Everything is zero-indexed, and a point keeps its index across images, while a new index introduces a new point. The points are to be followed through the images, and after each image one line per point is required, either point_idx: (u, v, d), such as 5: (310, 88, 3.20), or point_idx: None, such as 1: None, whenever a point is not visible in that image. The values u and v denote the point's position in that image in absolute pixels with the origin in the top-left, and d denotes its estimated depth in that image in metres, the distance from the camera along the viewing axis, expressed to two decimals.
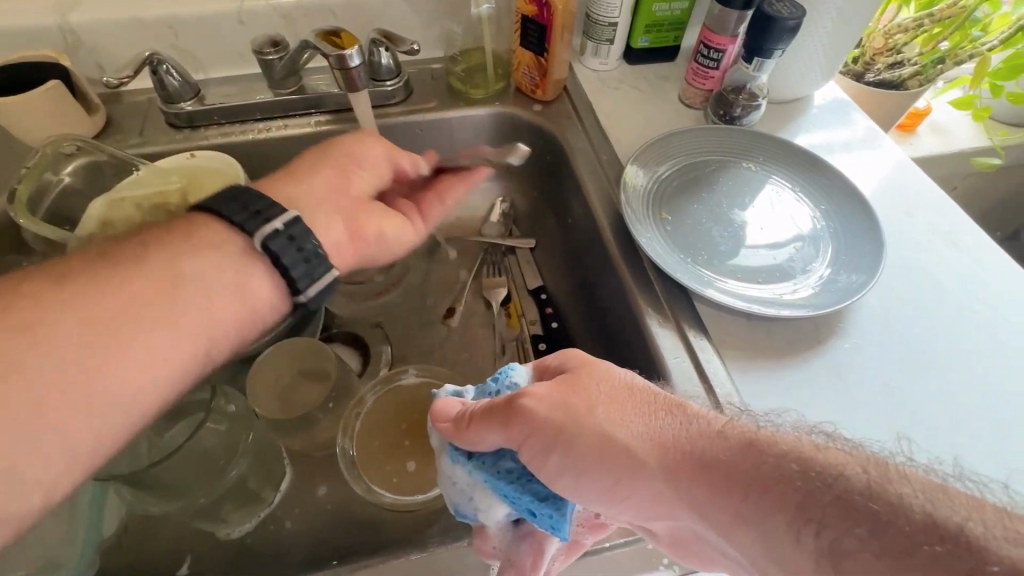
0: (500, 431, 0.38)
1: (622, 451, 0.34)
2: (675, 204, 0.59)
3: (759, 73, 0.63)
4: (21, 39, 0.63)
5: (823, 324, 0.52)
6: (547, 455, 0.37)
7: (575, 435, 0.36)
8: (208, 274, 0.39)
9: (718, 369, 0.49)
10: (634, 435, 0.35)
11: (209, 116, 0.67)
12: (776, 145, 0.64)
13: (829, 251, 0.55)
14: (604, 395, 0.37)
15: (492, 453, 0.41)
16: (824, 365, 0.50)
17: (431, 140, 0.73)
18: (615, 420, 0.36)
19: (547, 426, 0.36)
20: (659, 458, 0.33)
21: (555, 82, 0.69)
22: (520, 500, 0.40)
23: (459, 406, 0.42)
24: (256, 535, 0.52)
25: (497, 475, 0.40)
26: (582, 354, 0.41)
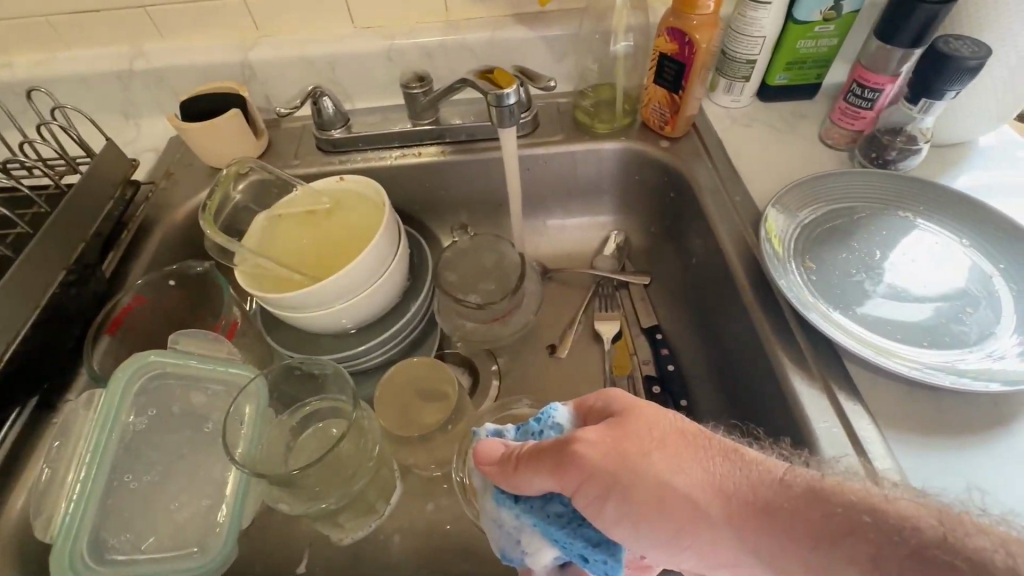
0: (551, 475, 0.35)
1: (682, 499, 0.32)
2: (820, 252, 0.55)
3: (924, 114, 0.57)
4: (211, 72, 0.73)
5: (987, 404, 0.45)
6: (603, 502, 0.34)
7: (631, 481, 0.33)
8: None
9: (875, 441, 0.44)
10: (694, 484, 0.33)
11: (356, 142, 0.73)
12: (931, 193, 0.58)
13: (1009, 316, 0.49)
14: (652, 437, 0.35)
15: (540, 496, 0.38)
16: (988, 447, 0.43)
17: (551, 171, 0.74)
18: (670, 464, 0.34)
19: (602, 473, 0.34)
20: (722, 506, 0.32)
21: (685, 118, 0.68)
22: (572, 544, 0.37)
23: (502, 447, 0.39)
24: (368, 543, 0.55)
25: (547, 519, 0.37)
26: (623, 394, 0.38)
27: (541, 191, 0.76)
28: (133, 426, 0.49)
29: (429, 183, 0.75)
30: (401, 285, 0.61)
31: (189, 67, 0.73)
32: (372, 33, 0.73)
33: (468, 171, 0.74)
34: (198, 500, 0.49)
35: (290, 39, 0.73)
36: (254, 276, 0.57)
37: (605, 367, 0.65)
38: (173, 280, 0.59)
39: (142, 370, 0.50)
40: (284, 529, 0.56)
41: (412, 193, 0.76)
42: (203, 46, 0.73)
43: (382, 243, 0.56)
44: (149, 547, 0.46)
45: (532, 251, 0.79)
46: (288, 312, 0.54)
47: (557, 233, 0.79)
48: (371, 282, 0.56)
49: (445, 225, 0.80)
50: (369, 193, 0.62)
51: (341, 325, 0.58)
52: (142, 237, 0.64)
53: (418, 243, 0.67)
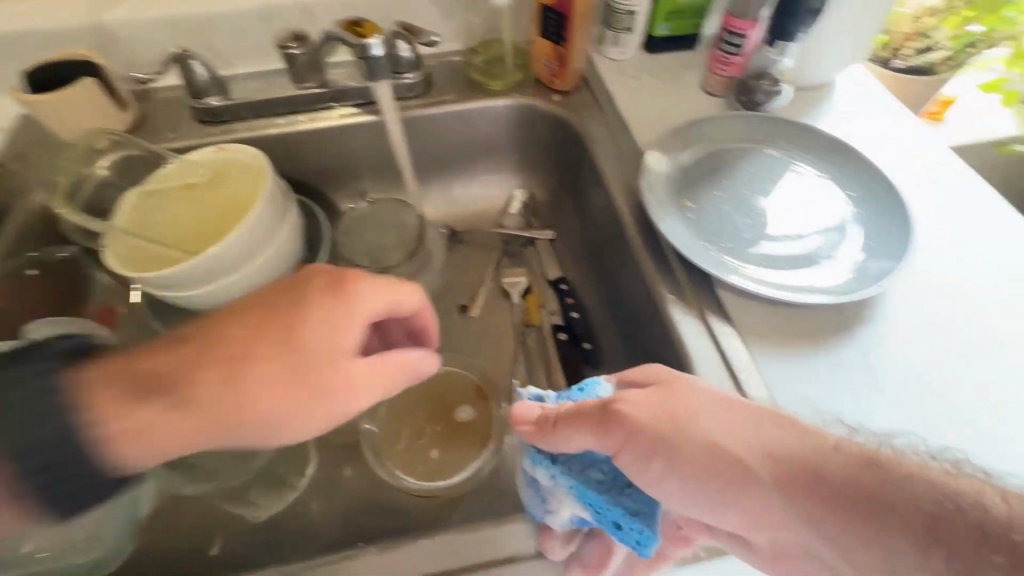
0: (594, 432, 0.38)
1: (733, 462, 0.35)
2: (696, 190, 0.59)
3: (781, 56, 0.63)
4: (57, 38, 0.65)
5: (837, 314, 0.51)
6: (648, 460, 0.37)
7: (677, 442, 0.36)
8: (382, 288, 0.44)
9: (741, 355, 0.48)
10: (740, 444, 0.35)
11: (236, 110, 0.68)
12: (795, 131, 0.63)
13: (857, 237, 0.54)
14: (703, 403, 0.37)
15: (583, 459, 0.41)
16: (849, 355, 0.48)
17: (450, 132, 0.73)
18: (721, 430, 0.36)
19: (646, 430, 0.37)
20: (770, 468, 0.34)
21: (574, 72, 0.69)
22: (608, 511, 0.38)
23: (538, 410, 0.42)
24: (284, 518, 0.54)
25: (586, 485, 0.39)
26: (665, 368, 0.41)
27: (443, 153, 0.76)
28: None
29: (323, 150, 0.72)
30: (295, 256, 0.59)
31: (29, 33, 0.65)
32: None
33: (363, 135, 0.72)
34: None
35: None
36: (123, 254, 0.53)
37: (516, 320, 0.67)
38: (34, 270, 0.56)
39: None
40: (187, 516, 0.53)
41: (307, 162, 0.72)
42: (44, 9, 0.65)
43: (264, 210, 0.53)
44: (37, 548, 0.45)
45: (440, 216, 0.79)
46: (171, 290, 0.52)
47: (463, 195, 0.79)
48: (260, 251, 0.54)
49: (345, 194, 0.77)
50: (249, 161, 0.58)
51: (231, 302, 0.56)
52: None
53: (313, 214, 0.66)
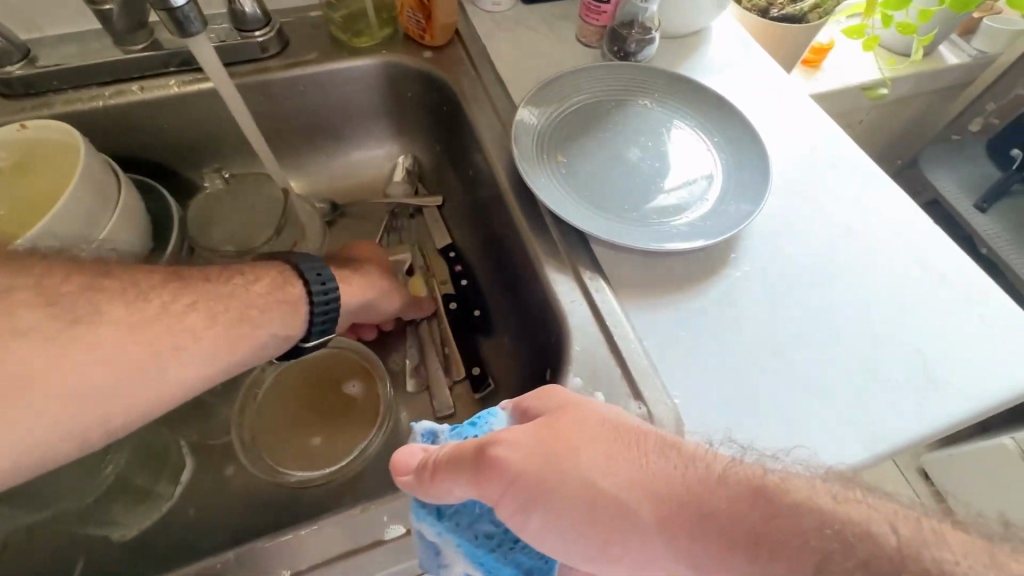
0: (471, 479, 0.33)
1: (614, 505, 0.31)
2: (569, 146, 0.58)
3: (647, 3, 0.61)
4: None
5: (701, 260, 0.53)
6: (527, 513, 0.33)
7: (556, 488, 0.32)
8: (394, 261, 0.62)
9: (614, 311, 0.49)
10: (623, 486, 0.31)
11: (47, 80, 0.58)
12: (666, 80, 0.63)
13: (721, 183, 0.56)
14: (589, 431, 0.34)
15: (473, 510, 0.37)
16: (715, 301, 0.50)
17: (316, 97, 0.67)
18: (601, 468, 0.32)
19: (524, 479, 0.32)
20: (652, 509, 0.31)
21: (443, 25, 0.64)
22: (501, 569, 0.36)
23: (421, 453, 0.37)
24: (150, 532, 0.49)
25: (479, 542, 0.36)
26: (561, 394, 0.37)
27: (311, 121, 0.69)
28: None
29: (167, 124, 0.64)
30: (136, 246, 0.53)
31: None
32: None
33: (214, 106, 0.64)
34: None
35: None
36: None
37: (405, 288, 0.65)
38: None
39: None
40: (28, 547, 0.47)
41: (151, 137, 0.64)
42: None
43: (83, 188, 0.46)
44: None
45: (319, 190, 0.73)
46: None
47: (342, 166, 0.74)
48: (89, 237, 0.48)
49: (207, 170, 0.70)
50: (60, 138, 0.50)
51: None
52: None
53: (159, 194, 0.58)
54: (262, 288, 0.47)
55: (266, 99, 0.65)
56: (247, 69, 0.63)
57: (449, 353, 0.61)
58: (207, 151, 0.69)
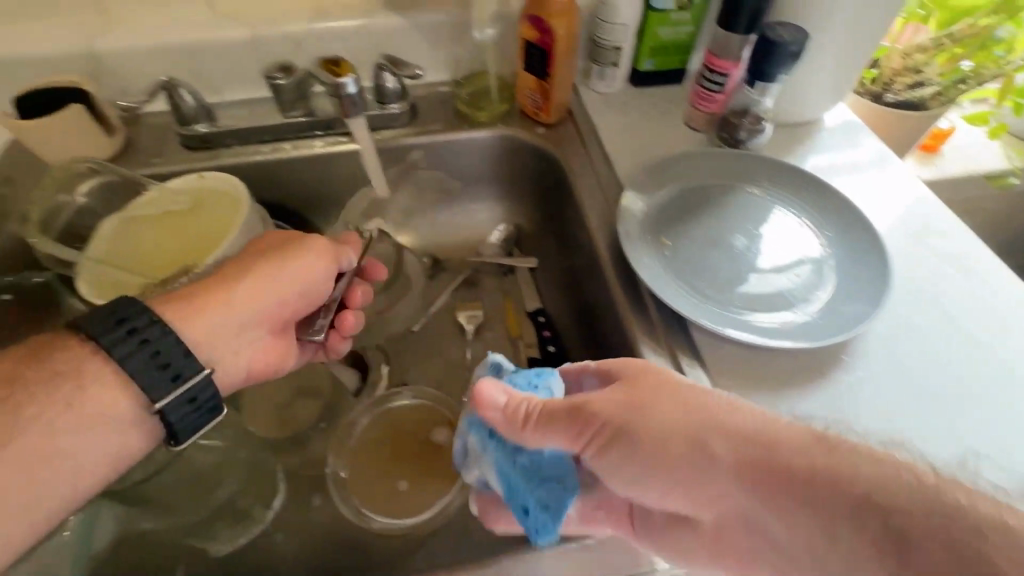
0: (572, 436, 0.39)
1: (699, 453, 0.35)
2: (673, 227, 0.59)
3: (763, 96, 0.63)
4: (53, 65, 0.67)
5: (810, 360, 0.50)
6: (606, 451, 0.38)
7: (636, 428, 0.37)
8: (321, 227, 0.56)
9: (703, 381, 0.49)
10: (704, 428, 0.35)
11: (222, 137, 0.69)
12: (777, 170, 0.63)
13: (835, 278, 0.54)
14: (672, 404, 0.37)
15: (555, 480, 0.40)
16: (823, 402, 0.48)
17: (436, 161, 0.74)
18: (672, 415, 0.36)
19: (614, 423, 0.37)
20: (734, 459, 0.34)
21: (558, 105, 0.69)
22: (523, 497, 0.40)
23: (502, 394, 0.41)
24: (243, 552, 0.53)
25: (530, 488, 0.40)
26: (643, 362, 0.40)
27: (428, 181, 0.76)
28: None
29: (308, 177, 0.73)
30: None
31: (23, 59, 0.66)
32: (233, 22, 0.69)
33: (349, 165, 0.72)
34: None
35: (143, 27, 0.68)
36: (99, 284, 0.53)
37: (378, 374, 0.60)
38: (9, 294, 0.54)
39: None
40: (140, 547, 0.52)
41: (292, 189, 0.73)
42: (38, 35, 0.66)
43: (240, 239, 0.54)
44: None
45: (424, 243, 0.79)
46: None
47: (447, 222, 0.79)
48: None
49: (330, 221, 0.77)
50: (231, 193, 0.58)
51: None
52: None
53: None
54: (62, 361, 0.39)
55: (393, 160, 0.72)
56: (381, 134, 0.71)
57: None
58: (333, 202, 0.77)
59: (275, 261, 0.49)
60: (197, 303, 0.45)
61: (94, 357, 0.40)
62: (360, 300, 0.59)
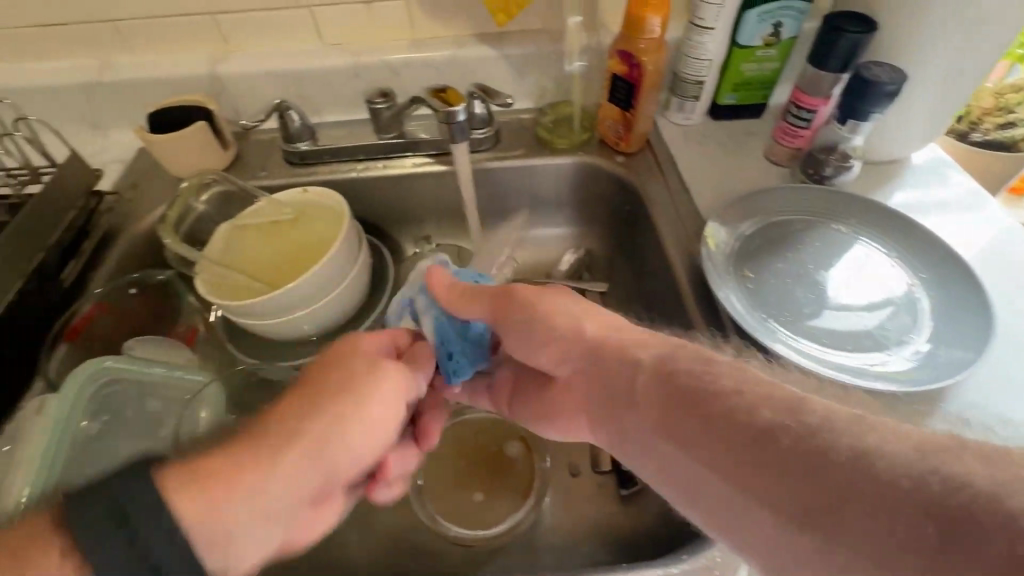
0: (482, 311, 0.47)
1: (566, 327, 0.44)
2: (755, 259, 0.59)
3: (852, 134, 0.62)
4: (180, 86, 0.74)
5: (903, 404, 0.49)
6: (506, 325, 0.46)
7: (534, 310, 0.45)
8: (379, 337, 0.47)
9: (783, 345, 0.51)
10: (568, 318, 0.44)
11: (321, 155, 0.75)
12: (866, 208, 0.62)
13: (930, 322, 0.52)
14: (550, 306, 0.44)
15: (473, 348, 0.50)
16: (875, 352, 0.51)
17: (514, 185, 0.77)
18: (557, 308, 0.44)
19: (521, 304, 0.45)
20: (591, 333, 0.43)
21: (639, 135, 0.71)
22: (453, 344, 0.49)
23: (448, 280, 0.48)
24: (321, 547, 0.55)
25: (462, 347, 0.49)
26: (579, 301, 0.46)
27: (504, 202, 0.79)
28: (87, 430, 0.49)
29: (394, 195, 0.77)
30: (358, 296, 0.63)
31: (157, 81, 0.74)
32: (338, 51, 0.75)
33: (432, 184, 0.76)
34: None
35: (259, 54, 0.75)
36: (214, 284, 0.58)
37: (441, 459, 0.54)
38: (135, 288, 0.60)
39: (99, 373, 0.51)
40: None
41: (378, 205, 0.78)
42: (169, 60, 0.74)
43: (341, 251, 0.58)
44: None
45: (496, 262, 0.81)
46: (255, 322, 0.57)
47: (519, 243, 0.82)
48: (334, 288, 0.59)
49: (410, 237, 0.81)
50: (333, 209, 0.62)
51: (299, 333, 0.61)
52: (105, 246, 0.64)
53: (381, 254, 0.71)
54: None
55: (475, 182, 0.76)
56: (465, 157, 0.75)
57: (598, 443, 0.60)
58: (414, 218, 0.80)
59: (335, 401, 0.39)
60: (232, 473, 0.33)
61: (60, 567, 0.27)
62: (432, 427, 0.50)
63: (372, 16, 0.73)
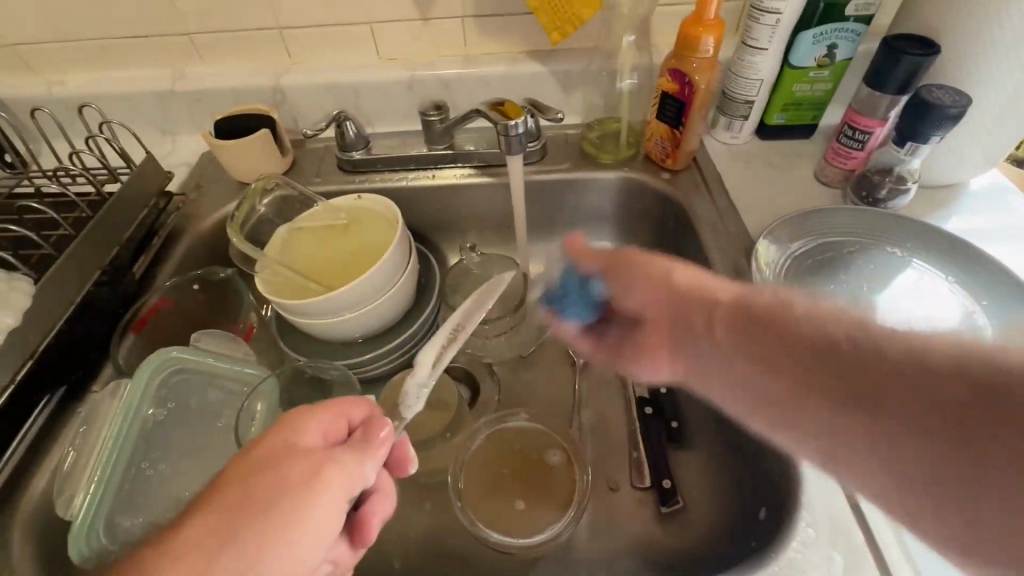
0: (602, 266, 0.49)
1: (654, 278, 0.43)
2: (807, 281, 0.58)
3: (910, 157, 0.61)
4: (246, 96, 0.78)
5: None
6: (620, 271, 0.46)
7: (637, 258, 0.45)
8: (322, 418, 0.42)
9: None
10: (656, 275, 0.43)
11: (373, 163, 0.77)
12: (924, 231, 0.60)
13: None
14: (644, 278, 0.44)
15: (588, 300, 0.52)
16: None
17: (559, 198, 0.78)
18: (656, 265, 0.44)
19: (625, 254, 0.46)
20: (665, 295, 0.41)
21: (686, 152, 0.71)
22: (577, 295, 0.52)
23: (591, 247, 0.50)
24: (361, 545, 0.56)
25: (573, 290, 0.53)
26: (659, 262, 0.44)
27: (548, 215, 0.80)
28: (153, 417, 0.52)
29: (441, 204, 0.79)
30: (406, 301, 0.65)
31: (225, 90, 0.78)
32: (395, 65, 0.78)
33: (479, 195, 0.78)
34: (184, 485, 0.50)
35: (320, 67, 0.78)
36: (272, 283, 0.61)
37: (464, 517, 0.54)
38: (198, 284, 0.62)
39: (164, 363, 0.54)
40: None
41: (426, 213, 0.80)
42: (237, 71, 0.79)
43: (394, 258, 0.60)
44: (145, 520, 0.47)
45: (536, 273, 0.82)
46: (311, 322, 0.59)
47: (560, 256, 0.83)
48: (384, 292, 0.61)
49: (453, 244, 0.83)
50: (387, 217, 0.65)
51: (348, 334, 0.63)
52: (170, 244, 0.67)
53: (428, 260, 0.73)
54: None
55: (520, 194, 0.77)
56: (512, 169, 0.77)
57: (638, 457, 0.59)
58: (458, 227, 0.82)
59: (269, 510, 0.36)
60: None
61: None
62: (373, 526, 0.44)
63: (428, 32, 0.76)
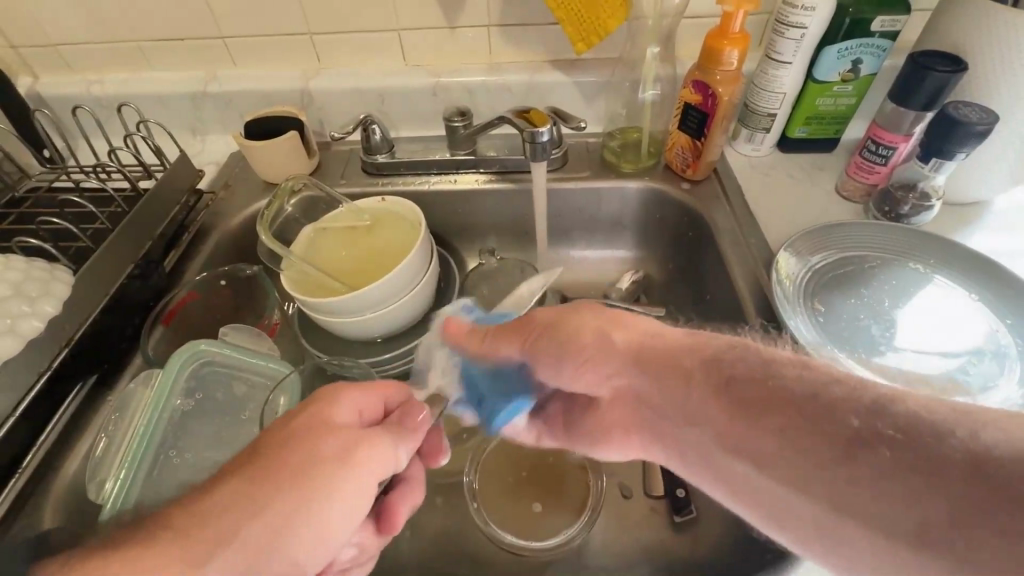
0: (515, 350, 0.46)
1: (594, 346, 0.41)
2: (827, 293, 0.58)
3: (935, 173, 0.61)
4: (276, 98, 0.81)
5: None
6: (535, 344, 0.45)
7: (570, 339, 0.42)
8: (357, 398, 0.44)
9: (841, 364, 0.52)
10: (604, 339, 0.41)
11: (397, 167, 0.79)
12: (947, 248, 0.60)
13: (1018, 371, 0.50)
14: (589, 317, 0.42)
15: (505, 395, 0.48)
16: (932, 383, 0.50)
17: (578, 205, 0.79)
18: (592, 322, 0.42)
19: (545, 317, 0.44)
20: (625, 341, 0.40)
21: (707, 163, 0.72)
22: (480, 394, 0.49)
23: (464, 325, 0.51)
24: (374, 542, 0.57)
25: (490, 391, 0.49)
26: (598, 315, 0.42)
27: (567, 222, 0.81)
28: (180, 408, 0.54)
29: (462, 208, 0.80)
30: (426, 302, 0.66)
31: (256, 93, 0.81)
32: (421, 71, 0.80)
33: (499, 200, 0.79)
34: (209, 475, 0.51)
35: (348, 72, 0.80)
36: (298, 280, 0.63)
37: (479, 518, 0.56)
38: (225, 280, 0.64)
39: (194, 356, 0.56)
40: None
41: (446, 217, 0.81)
42: (268, 74, 0.81)
43: (416, 260, 0.62)
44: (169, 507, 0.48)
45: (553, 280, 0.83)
46: (334, 320, 0.61)
47: (578, 262, 0.83)
48: (405, 293, 0.62)
49: (472, 249, 0.84)
50: (411, 220, 0.66)
51: (370, 334, 0.64)
52: (199, 240, 0.69)
53: (448, 264, 0.74)
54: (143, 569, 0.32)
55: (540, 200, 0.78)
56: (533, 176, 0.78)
57: (651, 466, 0.59)
58: (477, 232, 0.83)
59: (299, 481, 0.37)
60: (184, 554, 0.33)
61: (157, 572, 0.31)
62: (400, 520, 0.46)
63: (454, 40, 0.78)
